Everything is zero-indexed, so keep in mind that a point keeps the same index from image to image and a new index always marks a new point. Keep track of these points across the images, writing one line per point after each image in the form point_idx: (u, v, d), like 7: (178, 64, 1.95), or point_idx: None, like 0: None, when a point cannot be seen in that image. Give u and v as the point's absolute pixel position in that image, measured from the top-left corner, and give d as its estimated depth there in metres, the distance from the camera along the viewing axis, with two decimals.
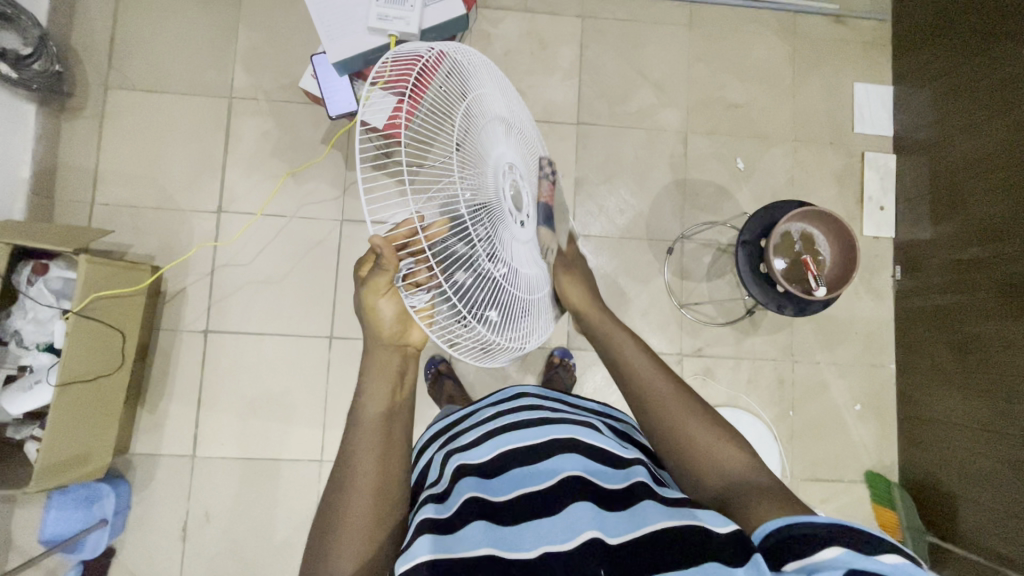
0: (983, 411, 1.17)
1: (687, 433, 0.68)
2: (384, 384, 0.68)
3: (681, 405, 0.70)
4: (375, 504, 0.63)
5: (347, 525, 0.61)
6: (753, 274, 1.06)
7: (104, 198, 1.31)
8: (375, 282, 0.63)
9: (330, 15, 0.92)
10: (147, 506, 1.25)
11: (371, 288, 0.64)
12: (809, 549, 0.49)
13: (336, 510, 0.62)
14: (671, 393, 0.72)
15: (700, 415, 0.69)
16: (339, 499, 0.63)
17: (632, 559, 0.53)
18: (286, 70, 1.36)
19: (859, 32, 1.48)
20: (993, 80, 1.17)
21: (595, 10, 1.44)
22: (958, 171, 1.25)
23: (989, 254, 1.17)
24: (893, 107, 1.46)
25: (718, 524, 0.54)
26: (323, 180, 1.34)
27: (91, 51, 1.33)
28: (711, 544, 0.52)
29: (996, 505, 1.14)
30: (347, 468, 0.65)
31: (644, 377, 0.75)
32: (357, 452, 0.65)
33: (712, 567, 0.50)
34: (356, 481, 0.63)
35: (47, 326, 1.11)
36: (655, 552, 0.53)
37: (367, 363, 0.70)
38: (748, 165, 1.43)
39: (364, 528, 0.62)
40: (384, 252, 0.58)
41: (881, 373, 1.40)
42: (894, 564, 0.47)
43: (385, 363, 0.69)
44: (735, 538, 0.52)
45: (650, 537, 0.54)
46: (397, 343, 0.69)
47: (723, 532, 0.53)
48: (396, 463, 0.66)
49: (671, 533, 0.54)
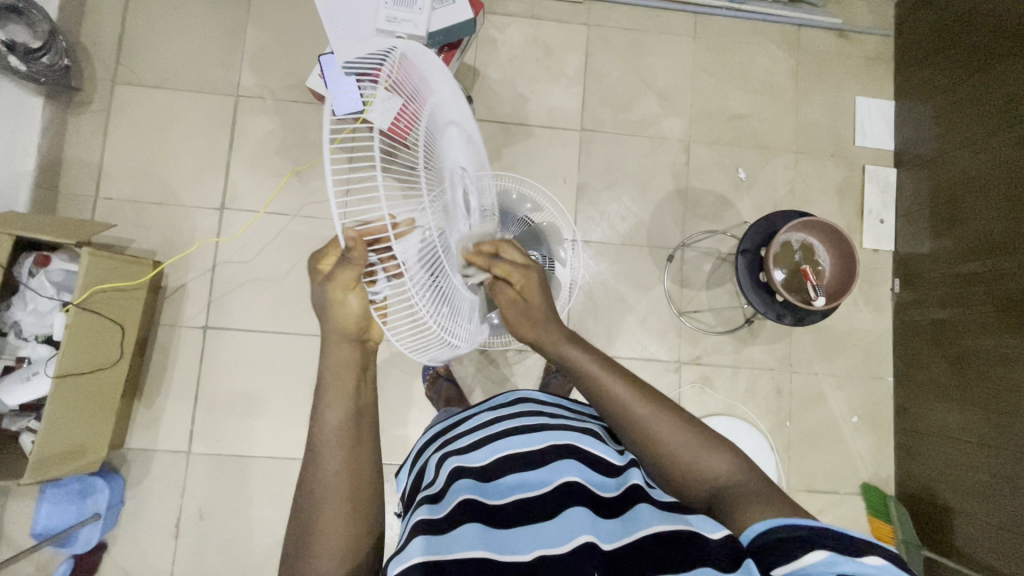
0: (980, 426, 1.17)
1: (690, 466, 0.63)
2: (343, 373, 0.64)
3: (659, 418, 0.66)
4: (352, 513, 0.62)
5: (328, 532, 0.60)
6: (752, 282, 1.06)
7: (108, 192, 1.32)
8: (340, 274, 0.56)
9: (339, 15, 0.93)
10: (140, 501, 1.25)
11: (337, 282, 0.57)
12: (795, 553, 0.49)
13: (312, 511, 0.61)
14: (641, 400, 0.67)
15: (701, 441, 0.64)
16: (314, 504, 0.61)
17: (624, 564, 0.53)
18: (294, 70, 1.37)
19: (862, 46, 1.49)
20: (991, 98, 1.19)
21: (601, 18, 1.45)
22: (955, 186, 1.27)
23: (986, 268, 1.17)
24: (895, 122, 1.47)
25: (710, 529, 0.55)
26: (326, 179, 1.35)
27: (99, 47, 1.34)
28: (708, 555, 0.52)
29: (992, 520, 1.14)
30: (316, 465, 0.63)
31: (644, 417, 0.66)
32: (325, 454, 0.63)
33: (707, 570, 0.50)
34: (328, 477, 0.62)
35: (47, 318, 1.11)
36: (649, 557, 0.53)
37: (325, 359, 0.64)
38: (750, 175, 1.44)
39: (345, 531, 0.61)
40: (358, 251, 0.50)
41: (878, 385, 1.40)
42: (878, 567, 0.47)
43: (344, 357, 0.63)
44: (730, 543, 0.53)
45: (645, 542, 0.55)
46: (357, 338, 0.63)
47: (716, 537, 0.54)
48: (365, 464, 0.64)
49: (667, 540, 0.54)
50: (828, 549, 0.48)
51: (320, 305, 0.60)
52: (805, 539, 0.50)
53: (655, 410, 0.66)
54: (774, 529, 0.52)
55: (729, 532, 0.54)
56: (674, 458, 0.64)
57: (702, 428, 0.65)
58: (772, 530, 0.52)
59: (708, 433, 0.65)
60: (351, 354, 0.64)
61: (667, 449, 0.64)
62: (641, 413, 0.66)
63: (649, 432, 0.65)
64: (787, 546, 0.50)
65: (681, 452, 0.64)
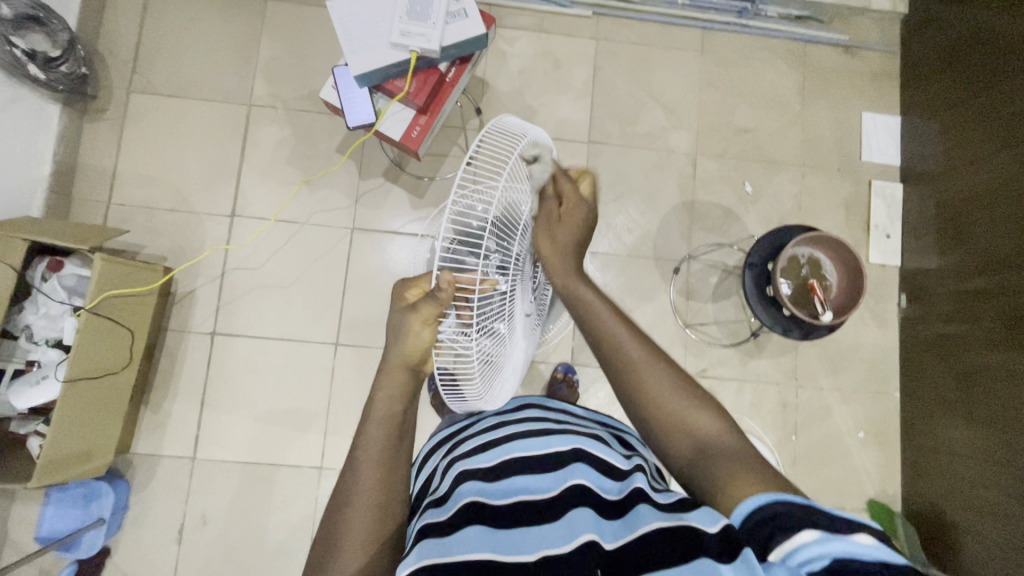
0: (988, 443, 1.16)
1: (678, 419, 0.63)
2: (392, 389, 0.67)
3: (648, 366, 0.66)
4: (380, 508, 0.62)
5: (350, 533, 0.60)
6: (758, 296, 1.06)
7: (120, 198, 1.34)
8: (423, 308, 0.63)
9: (353, 28, 0.95)
10: (144, 505, 1.25)
11: (419, 314, 0.63)
12: (791, 535, 0.49)
13: (339, 506, 0.62)
14: (645, 355, 0.66)
15: (691, 401, 0.64)
16: (341, 508, 0.61)
17: (628, 560, 0.53)
18: (306, 81, 1.39)
19: (868, 62, 1.50)
20: (999, 114, 1.19)
21: (609, 32, 1.47)
22: (961, 202, 1.27)
23: (994, 284, 1.17)
24: (900, 138, 1.48)
25: (708, 522, 0.53)
26: (336, 188, 1.36)
27: (116, 56, 1.36)
28: (704, 547, 0.50)
29: (1000, 538, 1.13)
30: (352, 464, 0.64)
31: (637, 360, 0.66)
32: (359, 462, 0.64)
33: (702, 563, 0.49)
34: (360, 484, 0.62)
35: (58, 322, 1.12)
36: (646, 556, 0.52)
37: (379, 377, 0.68)
38: (756, 188, 1.45)
39: (367, 529, 0.60)
40: (448, 292, 0.60)
41: (884, 400, 1.40)
42: (871, 546, 0.47)
43: (398, 382, 0.67)
44: (726, 536, 0.51)
45: (644, 539, 0.54)
46: (414, 366, 0.67)
47: (713, 530, 0.52)
48: (400, 468, 0.65)
49: (664, 535, 0.53)
50: (821, 530, 0.48)
51: (394, 328, 0.66)
52: (799, 519, 0.50)
53: (650, 362, 0.66)
54: (764, 507, 0.52)
55: (726, 522, 0.53)
56: (666, 411, 0.64)
57: (695, 386, 0.65)
58: (766, 507, 0.52)
59: (701, 395, 0.65)
60: (404, 379, 0.67)
61: (657, 400, 0.64)
62: (632, 355, 0.66)
63: (644, 383, 0.65)
64: (783, 528, 0.50)
65: (669, 404, 0.64)
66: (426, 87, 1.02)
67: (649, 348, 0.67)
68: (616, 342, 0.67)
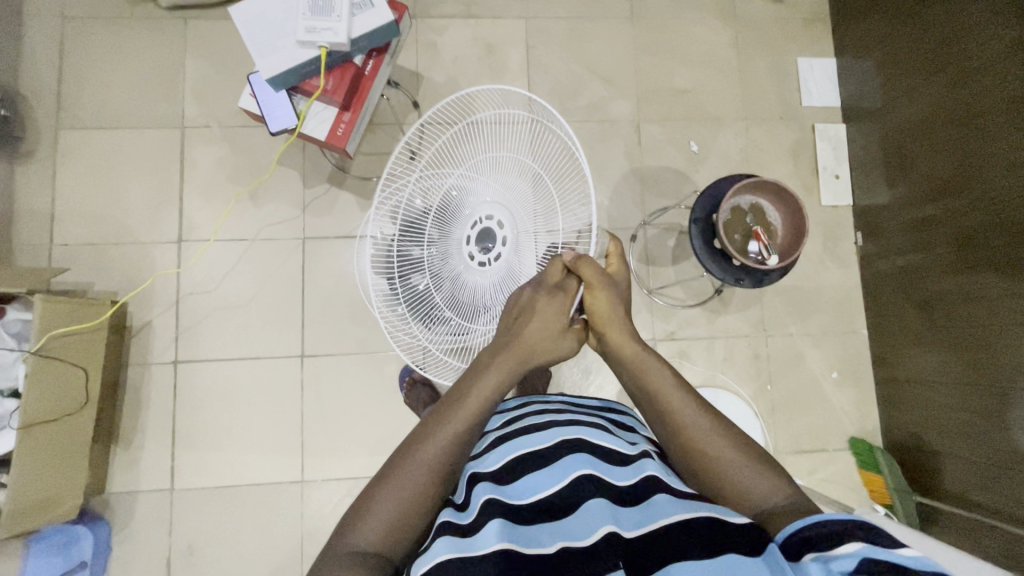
0: (954, 365, 1.18)
1: (736, 483, 0.67)
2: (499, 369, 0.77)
3: (712, 437, 0.70)
4: (433, 478, 0.67)
5: (398, 497, 0.64)
6: (707, 251, 1.06)
7: (62, 238, 1.31)
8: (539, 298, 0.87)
9: (258, 30, 0.93)
10: (126, 542, 1.23)
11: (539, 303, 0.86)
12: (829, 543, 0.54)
13: (398, 463, 0.67)
14: (712, 432, 0.70)
15: (752, 466, 0.68)
16: (405, 466, 0.67)
17: (646, 550, 0.58)
18: (237, 95, 1.37)
19: (797, 8, 1.51)
20: (926, 41, 1.20)
21: (537, 10, 1.47)
22: (901, 134, 1.28)
23: (941, 211, 1.19)
24: (838, 79, 1.49)
25: (734, 517, 0.60)
26: (282, 200, 1.35)
27: (39, 93, 1.33)
28: (732, 538, 0.57)
29: (976, 458, 1.14)
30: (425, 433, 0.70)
31: (703, 435, 0.70)
32: (429, 434, 0.70)
33: (727, 557, 0.55)
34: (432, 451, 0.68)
35: (11, 370, 1.10)
36: (667, 543, 0.57)
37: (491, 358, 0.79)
38: (703, 147, 1.45)
39: (416, 488, 0.65)
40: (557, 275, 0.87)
41: (854, 339, 1.41)
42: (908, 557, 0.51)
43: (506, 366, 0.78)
44: (751, 529, 0.58)
45: (666, 529, 0.59)
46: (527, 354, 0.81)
47: (740, 522, 0.59)
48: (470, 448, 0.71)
49: (688, 525, 0.59)
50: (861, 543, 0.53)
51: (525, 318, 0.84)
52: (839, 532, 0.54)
53: (713, 432, 0.70)
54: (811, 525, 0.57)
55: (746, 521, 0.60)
56: (727, 480, 0.67)
57: (751, 449, 0.69)
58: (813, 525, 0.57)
59: (760, 461, 0.69)
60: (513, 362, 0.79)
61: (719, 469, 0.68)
62: (702, 427, 0.71)
63: (714, 457, 0.69)
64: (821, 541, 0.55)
65: (729, 472, 0.68)
66: (343, 83, 1.01)
67: (714, 418, 0.72)
68: (681, 423, 0.72)
